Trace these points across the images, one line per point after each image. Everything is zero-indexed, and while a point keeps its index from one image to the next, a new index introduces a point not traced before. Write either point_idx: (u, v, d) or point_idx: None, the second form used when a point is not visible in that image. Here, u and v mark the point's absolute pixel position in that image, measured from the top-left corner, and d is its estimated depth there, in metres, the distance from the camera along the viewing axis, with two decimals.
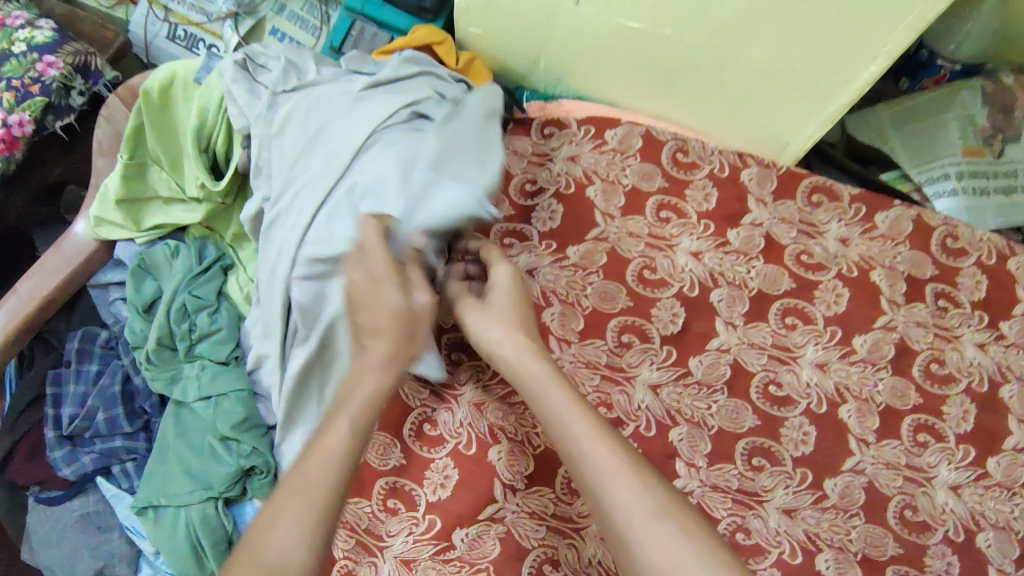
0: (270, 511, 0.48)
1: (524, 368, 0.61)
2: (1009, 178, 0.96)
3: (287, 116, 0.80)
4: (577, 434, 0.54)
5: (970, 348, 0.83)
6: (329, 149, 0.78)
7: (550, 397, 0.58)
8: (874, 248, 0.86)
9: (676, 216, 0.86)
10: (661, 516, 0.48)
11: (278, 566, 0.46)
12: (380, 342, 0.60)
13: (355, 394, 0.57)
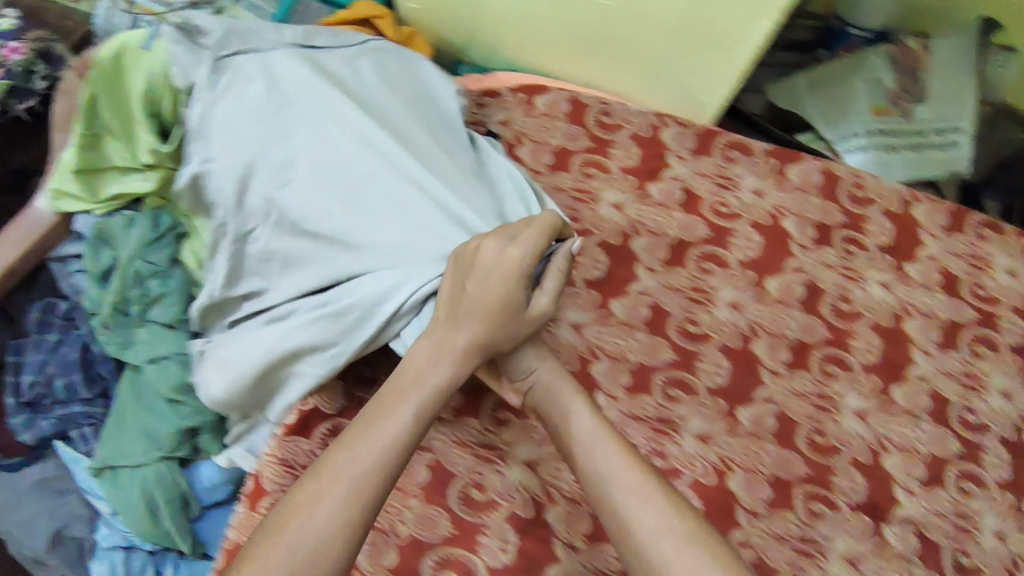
0: (329, 479, 0.54)
1: (558, 395, 0.68)
2: (918, 135, 1.02)
3: (243, 82, 0.82)
4: (602, 452, 0.60)
5: (875, 287, 0.88)
6: (299, 114, 0.81)
7: (577, 423, 0.64)
8: (787, 198, 0.92)
9: (600, 171, 0.91)
10: (673, 530, 0.53)
11: (326, 525, 0.52)
12: (474, 326, 0.65)
13: (423, 381, 0.62)
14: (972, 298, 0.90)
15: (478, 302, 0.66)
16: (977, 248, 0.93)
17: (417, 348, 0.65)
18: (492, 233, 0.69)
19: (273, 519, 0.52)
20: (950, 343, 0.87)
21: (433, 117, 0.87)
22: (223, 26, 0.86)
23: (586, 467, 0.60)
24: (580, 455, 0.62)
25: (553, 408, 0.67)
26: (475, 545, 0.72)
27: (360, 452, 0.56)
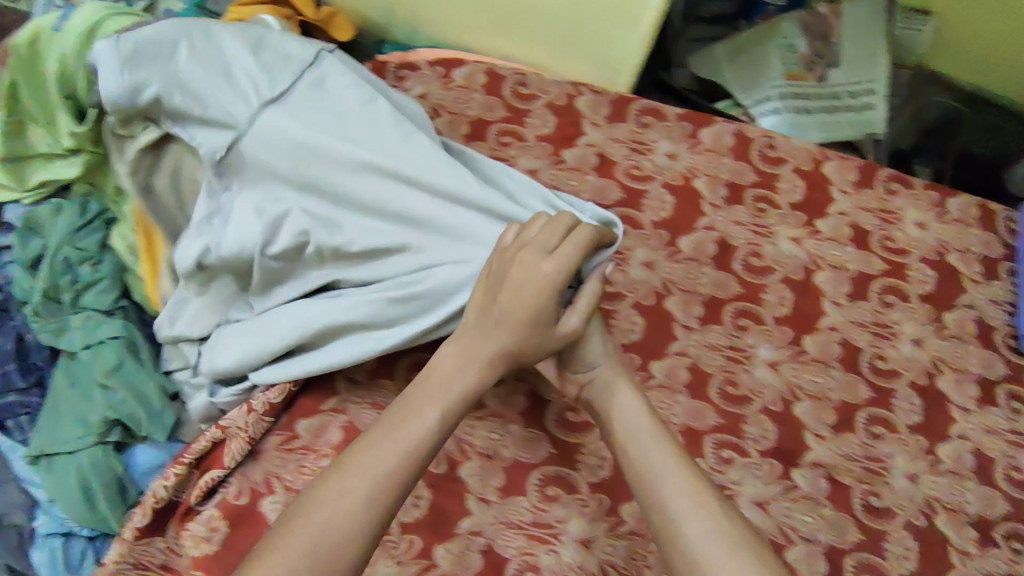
0: (355, 474, 0.54)
1: (612, 394, 0.67)
2: (833, 99, 1.05)
3: (229, 105, 0.78)
4: (654, 458, 0.60)
5: (785, 242, 0.91)
6: (313, 158, 0.76)
7: (629, 421, 0.64)
8: (700, 160, 0.94)
9: (516, 140, 0.92)
10: (719, 540, 0.54)
11: (349, 524, 0.51)
12: (507, 332, 0.63)
13: (452, 390, 0.61)
14: (880, 250, 0.93)
15: (502, 329, 0.64)
16: (887, 203, 0.96)
17: (451, 351, 0.63)
18: (527, 243, 0.65)
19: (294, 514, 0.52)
20: (860, 293, 0.90)
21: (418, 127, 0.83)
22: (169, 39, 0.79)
23: (635, 465, 0.60)
24: (627, 454, 0.62)
25: (604, 405, 0.67)
26: None
27: (384, 450, 0.55)
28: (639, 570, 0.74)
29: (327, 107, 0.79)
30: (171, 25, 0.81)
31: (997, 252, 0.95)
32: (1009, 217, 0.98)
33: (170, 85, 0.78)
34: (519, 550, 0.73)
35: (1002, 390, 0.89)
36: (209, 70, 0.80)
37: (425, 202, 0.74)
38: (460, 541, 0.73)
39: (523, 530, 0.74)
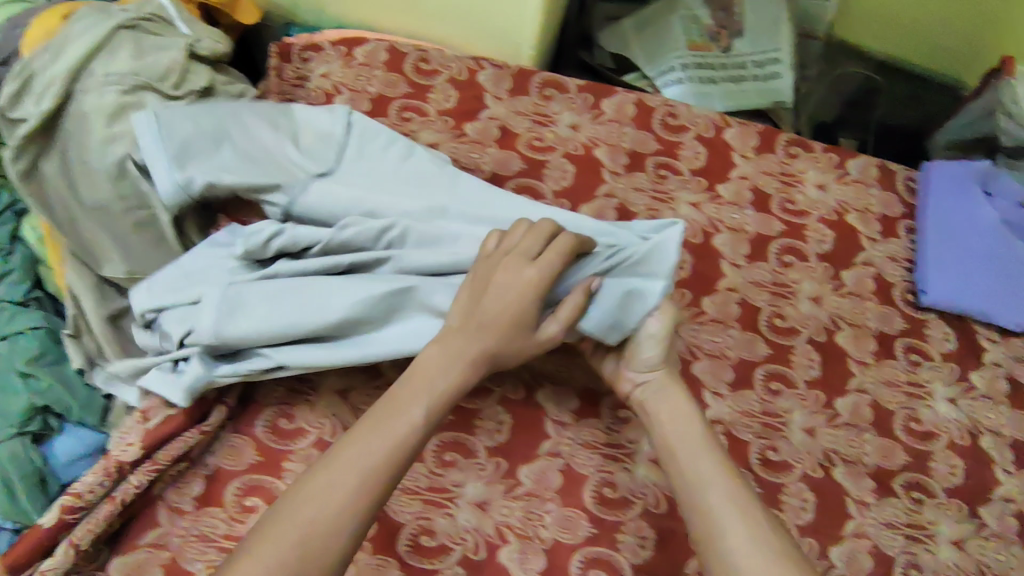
0: (340, 472, 0.56)
1: (666, 400, 0.71)
2: (739, 68, 1.07)
3: (279, 175, 0.79)
4: (702, 466, 0.63)
5: (684, 207, 0.92)
6: (362, 194, 0.78)
7: (680, 426, 0.68)
8: (602, 130, 0.95)
9: (417, 115, 0.92)
10: (758, 547, 0.57)
11: (337, 521, 0.54)
12: (489, 332, 0.66)
13: (436, 388, 0.62)
14: (781, 212, 0.94)
15: (485, 328, 0.66)
16: (788, 166, 0.97)
17: (430, 351, 0.65)
18: (510, 251, 0.68)
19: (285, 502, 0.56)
20: (759, 255, 0.91)
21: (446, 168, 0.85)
22: (214, 124, 0.80)
23: (682, 469, 0.64)
24: (674, 459, 0.65)
25: (656, 411, 0.70)
26: (280, 471, 0.73)
27: (365, 449, 0.58)
28: (533, 529, 0.76)
29: (374, 163, 0.83)
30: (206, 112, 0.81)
31: (896, 211, 0.98)
32: (909, 176, 1.01)
33: (216, 173, 0.78)
34: (413, 515, 0.75)
35: (900, 343, 0.91)
36: (252, 151, 0.81)
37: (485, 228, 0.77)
38: None
39: (418, 495, 0.76)
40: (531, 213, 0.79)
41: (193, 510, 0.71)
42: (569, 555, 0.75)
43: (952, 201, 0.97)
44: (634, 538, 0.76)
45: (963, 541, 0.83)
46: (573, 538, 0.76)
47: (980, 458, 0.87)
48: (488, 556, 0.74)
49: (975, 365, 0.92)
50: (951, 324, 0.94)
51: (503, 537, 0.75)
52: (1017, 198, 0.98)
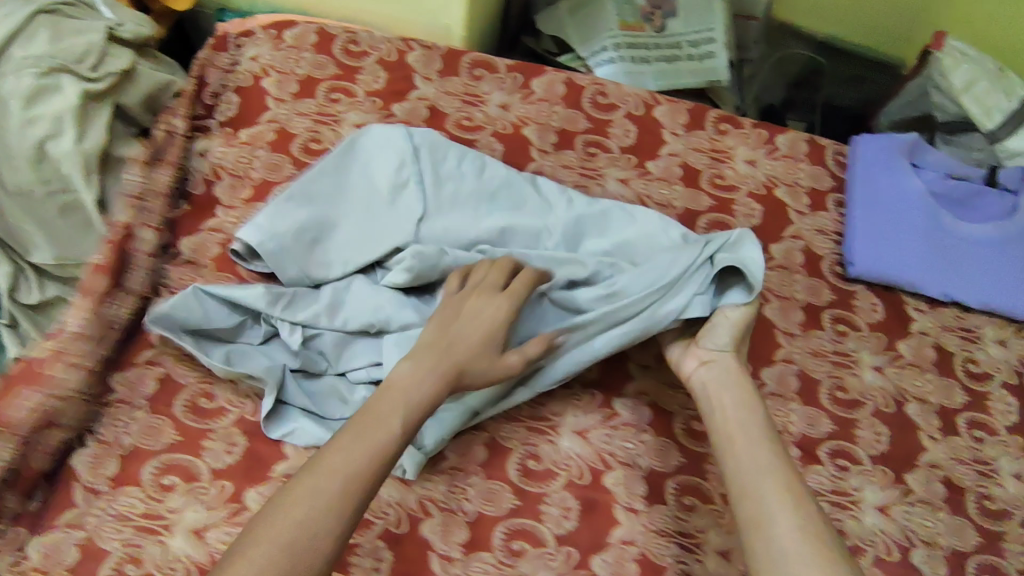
0: (325, 479, 0.58)
1: (731, 388, 0.73)
2: (673, 48, 1.09)
3: (394, 227, 0.82)
4: (758, 457, 0.66)
5: (612, 183, 0.93)
6: (474, 221, 0.84)
7: (743, 415, 0.70)
8: (532, 109, 0.96)
9: (345, 96, 0.92)
10: (804, 536, 0.59)
11: (331, 512, 0.57)
12: (461, 350, 0.69)
13: (406, 397, 0.64)
14: (709, 187, 0.95)
15: (456, 346, 0.69)
16: (718, 142, 0.99)
17: (417, 364, 0.67)
18: (478, 287, 0.74)
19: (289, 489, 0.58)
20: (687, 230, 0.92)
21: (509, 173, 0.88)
22: (308, 212, 0.82)
23: (742, 456, 0.66)
24: (735, 447, 0.68)
25: (721, 399, 0.72)
26: (199, 449, 0.73)
27: (345, 458, 0.59)
28: (457, 502, 0.77)
29: (461, 182, 0.86)
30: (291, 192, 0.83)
31: (826, 184, 1.00)
32: (838, 152, 1.03)
33: (345, 244, 0.82)
34: None
35: (827, 314, 0.92)
36: (357, 220, 0.83)
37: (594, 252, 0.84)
38: (273, 484, 0.72)
39: None
40: (616, 221, 0.86)
41: (108, 490, 0.71)
42: (492, 527, 0.76)
43: (882, 171, 0.99)
44: (557, 509, 0.77)
45: (888, 506, 0.83)
46: (497, 510, 0.76)
47: (906, 424, 0.88)
48: (409, 530, 0.75)
49: (902, 334, 0.93)
50: (880, 295, 0.95)
51: (425, 510, 0.76)
52: (940, 170, 1.01)
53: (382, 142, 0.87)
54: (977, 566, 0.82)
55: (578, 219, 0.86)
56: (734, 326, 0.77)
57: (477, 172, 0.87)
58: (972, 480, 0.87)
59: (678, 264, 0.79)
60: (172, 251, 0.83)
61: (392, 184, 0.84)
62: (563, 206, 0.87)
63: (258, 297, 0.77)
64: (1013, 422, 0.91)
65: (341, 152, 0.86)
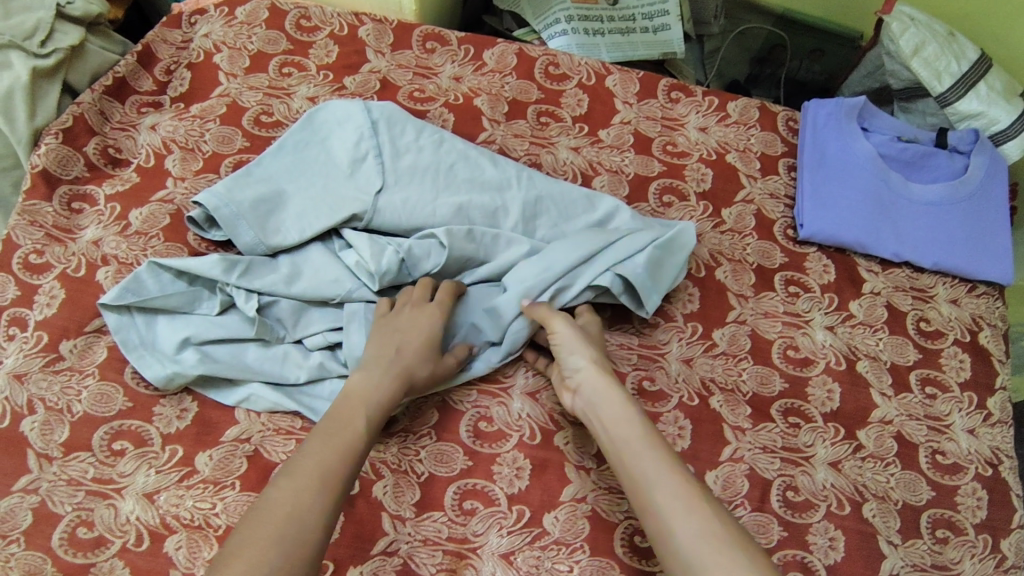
0: (305, 477, 0.61)
1: (604, 400, 0.72)
2: (627, 21, 1.11)
3: (345, 202, 0.82)
4: (645, 467, 0.65)
5: (563, 151, 0.94)
6: (426, 197, 0.84)
7: (624, 431, 0.69)
8: (483, 81, 0.97)
9: (297, 70, 0.94)
10: (709, 542, 0.59)
11: (311, 517, 0.59)
12: (406, 352, 0.73)
13: (367, 398, 0.69)
14: (660, 153, 0.96)
15: (402, 354, 0.73)
16: (669, 110, 1.00)
17: (370, 374, 0.71)
18: (406, 301, 0.78)
19: (259, 514, 0.58)
20: (637, 195, 0.93)
21: (465, 148, 0.89)
22: (268, 185, 0.82)
23: (632, 475, 0.66)
24: (626, 467, 0.67)
25: (598, 417, 0.71)
26: (150, 415, 0.73)
27: (319, 455, 0.63)
28: (409, 463, 0.77)
29: (417, 154, 0.86)
30: (244, 171, 0.83)
31: (777, 150, 1.02)
32: (790, 117, 1.05)
33: (294, 215, 0.82)
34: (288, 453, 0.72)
35: (779, 276, 0.93)
36: (314, 193, 0.83)
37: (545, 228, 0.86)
38: (224, 448, 0.72)
39: (293, 435, 0.74)
40: (568, 198, 0.87)
41: (60, 456, 0.71)
42: (444, 487, 0.76)
43: (831, 135, 1.01)
44: (510, 469, 0.78)
45: (840, 462, 0.84)
46: (449, 471, 0.77)
47: (857, 382, 0.88)
48: (361, 492, 0.75)
49: (855, 294, 0.94)
50: (832, 256, 0.96)
51: (378, 472, 0.76)
52: (889, 134, 1.03)
53: (336, 120, 0.88)
54: (930, 520, 0.82)
55: (536, 198, 0.87)
56: (571, 344, 0.76)
57: (432, 146, 0.87)
58: (924, 435, 0.87)
59: (602, 249, 0.82)
60: (120, 223, 0.82)
61: (350, 158, 0.85)
62: (519, 181, 0.87)
63: (212, 266, 0.76)
64: (965, 378, 0.91)
65: (300, 126, 0.87)
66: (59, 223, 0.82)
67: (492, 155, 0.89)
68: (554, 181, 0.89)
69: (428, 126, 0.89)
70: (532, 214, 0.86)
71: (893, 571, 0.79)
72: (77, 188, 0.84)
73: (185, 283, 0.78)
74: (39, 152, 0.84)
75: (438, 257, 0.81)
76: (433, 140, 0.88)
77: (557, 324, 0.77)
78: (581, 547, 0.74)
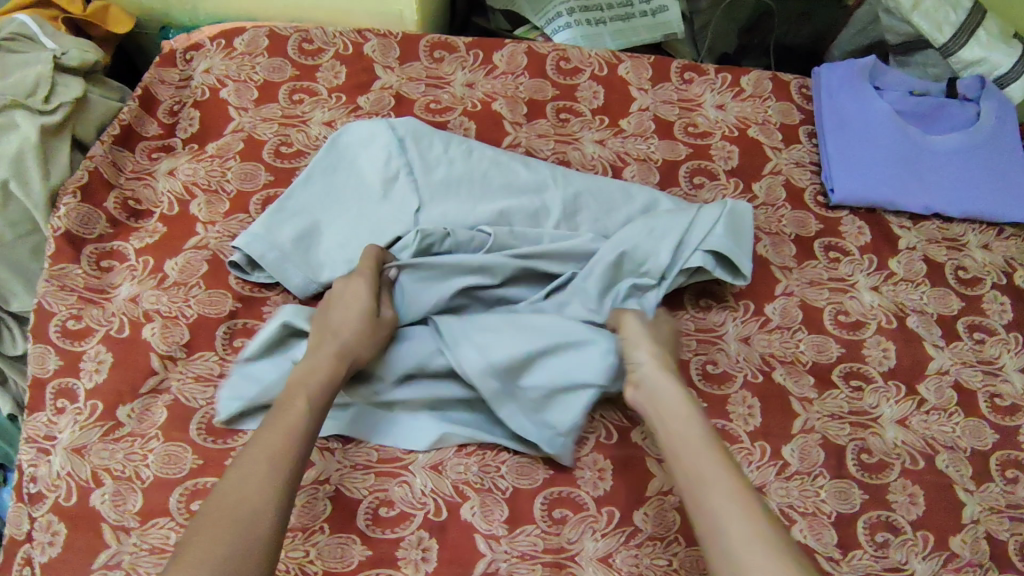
0: (248, 463, 0.59)
1: (665, 394, 0.70)
2: (625, 7, 1.11)
3: (385, 225, 0.81)
4: (703, 466, 0.63)
5: (589, 145, 0.93)
6: (467, 206, 0.83)
7: (682, 428, 0.67)
8: (497, 84, 0.96)
9: (308, 96, 0.91)
10: (762, 543, 0.56)
11: (259, 498, 0.57)
12: (344, 323, 0.71)
13: (306, 378, 0.67)
14: (684, 136, 0.96)
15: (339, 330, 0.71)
16: (684, 92, 1.00)
17: (311, 357, 0.69)
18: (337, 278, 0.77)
19: (206, 513, 0.56)
20: (669, 180, 0.92)
21: (497, 153, 0.87)
22: (304, 218, 0.81)
23: (687, 469, 0.64)
24: (680, 462, 0.65)
25: (658, 412, 0.69)
26: (224, 469, 0.70)
27: (261, 440, 0.61)
28: (492, 480, 0.75)
29: (449, 166, 0.84)
30: (278, 206, 0.81)
31: (795, 119, 1.02)
32: (802, 84, 1.06)
33: (338, 246, 0.80)
34: (370, 488, 0.73)
35: (818, 243, 0.94)
36: (349, 220, 0.82)
37: (601, 219, 0.85)
38: (306, 492, 0.73)
39: (371, 469, 0.75)
40: (607, 188, 0.86)
41: (138, 525, 0.67)
42: (531, 499, 0.74)
43: (845, 97, 1.02)
44: (593, 472, 0.76)
45: (907, 418, 0.85)
46: (532, 483, 0.75)
47: (910, 338, 0.89)
48: (450, 516, 0.73)
49: (892, 253, 0.95)
50: (864, 217, 0.97)
51: (462, 494, 0.74)
52: (901, 89, 1.04)
53: (361, 141, 0.85)
54: (999, 462, 0.84)
55: (575, 195, 0.85)
56: (637, 340, 0.74)
57: (463, 156, 0.85)
58: (980, 381, 0.88)
59: (688, 228, 0.83)
60: (156, 275, 0.79)
61: (382, 179, 0.83)
62: (557, 180, 0.86)
63: (274, 319, 0.74)
64: (1009, 319, 0.93)
65: (326, 151, 0.84)
66: (92, 285, 0.78)
67: (524, 157, 0.88)
68: (589, 175, 0.88)
69: (453, 134, 0.87)
70: (584, 208, 0.85)
71: (974, 517, 0.79)
72: (104, 245, 0.81)
73: (264, 359, 0.74)
74: (59, 214, 0.80)
75: (500, 266, 0.78)
76: (463, 149, 0.86)
77: (631, 321, 0.76)
78: (675, 539, 0.73)
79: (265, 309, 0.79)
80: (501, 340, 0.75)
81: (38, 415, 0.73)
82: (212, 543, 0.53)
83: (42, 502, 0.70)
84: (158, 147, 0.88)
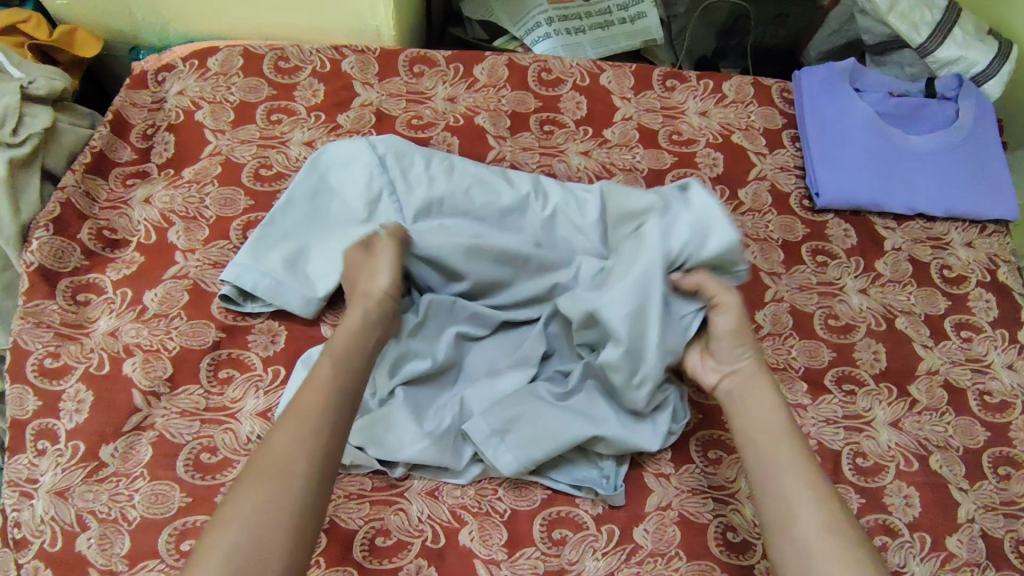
0: (293, 420, 0.60)
1: (755, 387, 0.69)
2: (605, 14, 1.10)
3: None
4: (784, 458, 0.64)
5: (574, 157, 0.92)
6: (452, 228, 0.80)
7: (768, 419, 0.67)
8: (479, 97, 0.95)
9: (286, 116, 0.89)
10: (832, 537, 0.58)
11: (299, 458, 0.58)
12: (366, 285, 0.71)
13: (341, 340, 0.67)
14: (668, 144, 0.96)
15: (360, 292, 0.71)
16: (667, 99, 0.99)
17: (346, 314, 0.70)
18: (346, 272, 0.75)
19: (247, 473, 0.58)
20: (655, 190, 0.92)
21: (477, 171, 0.85)
22: (289, 244, 0.79)
23: (767, 458, 0.64)
24: (759, 451, 0.65)
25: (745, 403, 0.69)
26: (214, 506, 0.67)
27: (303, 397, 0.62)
28: (489, 503, 0.74)
29: (430, 184, 0.82)
30: (261, 234, 0.79)
31: (777, 123, 1.03)
32: (784, 88, 1.06)
33: (325, 271, 0.79)
34: (364, 519, 0.72)
35: (805, 248, 0.94)
36: (337, 241, 0.80)
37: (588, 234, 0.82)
38: None
39: (365, 498, 0.73)
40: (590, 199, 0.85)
41: (126, 569, 0.65)
42: (529, 521, 0.73)
43: (825, 101, 1.02)
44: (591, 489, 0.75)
45: (900, 421, 0.84)
46: (530, 504, 0.74)
47: (899, 339, 0.90)
48: (448, 542, 0.71)
49: (878, 254, 0.95)
50: (849, 220, 0.97)
51: (460, 519, 0.72)
52: (881, 90, 1.05)
53: (339, 162, 0.83)
54: (991, 459, 0.84)
55: (556, 211, 0.84)
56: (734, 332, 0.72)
57: (444, 174, 0.83)
58: (969, 379, 0.88)
59: None
60: (135, 308, 0.77)
61: (365, 201, 0.81)
62: (539, 197, 0.84)
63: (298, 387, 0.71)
64: (995, 316, 0.93)
65: (305, 175, 0.82)
66: (68, 320, 0.76)
67: (505, 174, 0.86)
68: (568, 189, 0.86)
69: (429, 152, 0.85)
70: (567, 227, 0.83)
71: (970, 517, 0.79)
72: (80, 278, 0.79)
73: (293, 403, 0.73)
74: (32, 247, 0.78)
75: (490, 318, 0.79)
76: (443, 167, 0.83)
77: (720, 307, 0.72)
78: (677, 554, 0.72)
79: (251, 336, 0.77)
80: (535, 411, 0.74)
81: (16, 458, 0.71)
82: (257, 499, 0.55)
83: (27, 549, 0.67)
84: (131, 172, 0.86)
